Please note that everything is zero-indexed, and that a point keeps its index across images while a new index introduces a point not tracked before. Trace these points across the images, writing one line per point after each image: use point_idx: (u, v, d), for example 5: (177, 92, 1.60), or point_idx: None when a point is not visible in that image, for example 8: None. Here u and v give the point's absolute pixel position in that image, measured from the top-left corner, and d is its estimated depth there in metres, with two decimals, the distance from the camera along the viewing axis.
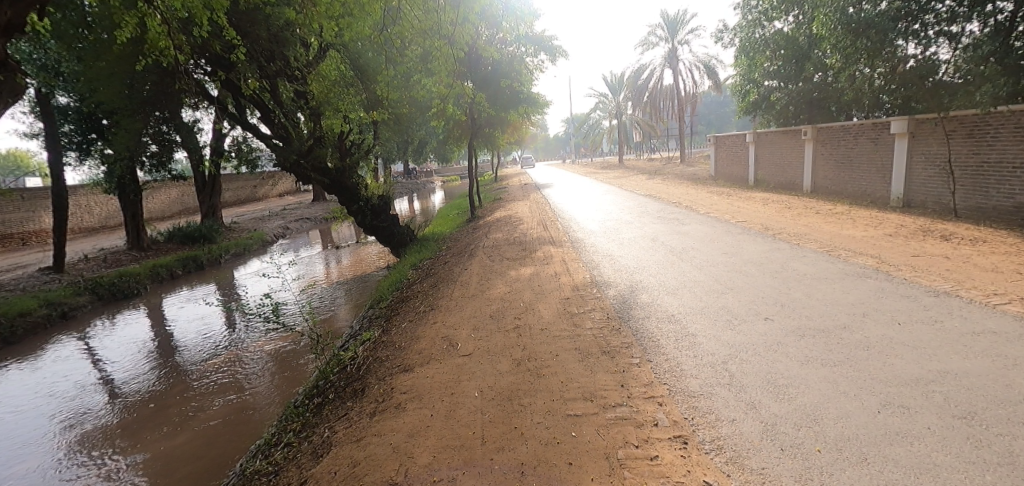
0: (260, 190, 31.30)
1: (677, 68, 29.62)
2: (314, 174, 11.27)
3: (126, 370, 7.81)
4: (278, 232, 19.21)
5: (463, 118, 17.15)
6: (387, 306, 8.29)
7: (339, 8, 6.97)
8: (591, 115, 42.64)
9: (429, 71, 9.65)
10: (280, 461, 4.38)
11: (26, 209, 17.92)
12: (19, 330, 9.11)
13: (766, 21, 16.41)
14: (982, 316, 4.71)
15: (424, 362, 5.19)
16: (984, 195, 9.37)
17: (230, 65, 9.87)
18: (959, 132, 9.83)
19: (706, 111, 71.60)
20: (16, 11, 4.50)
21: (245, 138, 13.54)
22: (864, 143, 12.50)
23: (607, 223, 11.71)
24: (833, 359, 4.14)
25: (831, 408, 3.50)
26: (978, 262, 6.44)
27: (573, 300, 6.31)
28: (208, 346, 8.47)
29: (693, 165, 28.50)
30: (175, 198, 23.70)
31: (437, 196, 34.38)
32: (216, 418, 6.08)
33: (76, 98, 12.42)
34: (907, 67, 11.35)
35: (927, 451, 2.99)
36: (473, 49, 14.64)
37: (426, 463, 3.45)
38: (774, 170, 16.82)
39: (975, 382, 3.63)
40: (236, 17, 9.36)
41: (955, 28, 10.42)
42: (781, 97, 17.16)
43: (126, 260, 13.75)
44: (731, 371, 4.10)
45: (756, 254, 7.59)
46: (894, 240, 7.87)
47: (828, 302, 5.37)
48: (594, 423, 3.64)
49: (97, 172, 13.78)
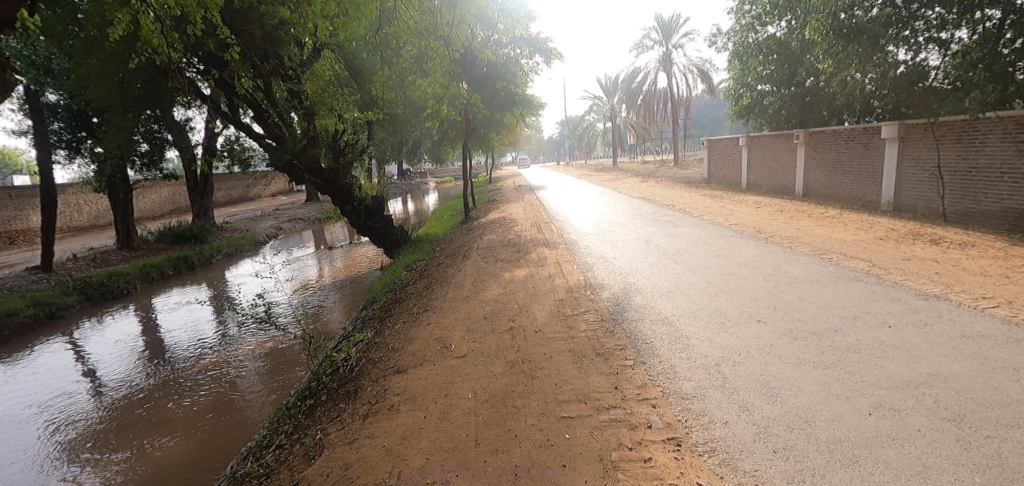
0: (252, 190, 31.13)
1: (671, 71, 29.76)
2: (308, 174, 11.21)
3: (116, 372, 7.72)
4: (271, 232, 19.11)
5: (458, 120, 17.12)
6: (381, 306, 8.27)
7: (335, 7, 6.86)
8: (585, 117, 42.82)
9: (425, 72, 9.69)
10: (273, 462, 4.36)
11: (14, 207, 17.71)
12: (6, 330, 9.01)
13: (759, 26, 16.56)
14: (971, 319, 4.76)
15: (417, 363, 5.18)
16: (973, 199, 9.48)
17: (223, 64, 9.76)
18: (949, 137, 9.95)
19: (699, 114, 72.09)
20: (7, 7, 4.44)
21: (238, 137, 13.49)
22: (855, 148, 12.60)
23: (601, 226, 11.75)
24: (825, 361, 4.18)
25: (823, 409, 3.52)
26: (967, 266, 6.51)
27: (568, 302, 6.33)
28: (200, 348, 8.39)
29: (688, 168, 28.63)
30: (166, 198, 23.51)
31: (431, 198, 34.29)
32: (205, 421, 6.02)
33: (66, 95, 12.27)
34: (898, 72, 11.49)
35: (918, 453, 3.01)
36: (468, 50, 14.68)
37: (419, 466, 3.44)
38: (767, 173, 16.91)
39: (965, 385, 3.66)
40: (230, 16, 9.22)
41: (944, 34, 10.57)
42: (774, 101, 17.27)
43: (116, 259, 13.63)
44: (724, 374, 4.12)
45: (749, 257, 7.64)
46: (885, 244, 7.93)
47: (820, 305, 5.42)
48: (588, 425, 3.64)
49: (87, 171, 13.61)
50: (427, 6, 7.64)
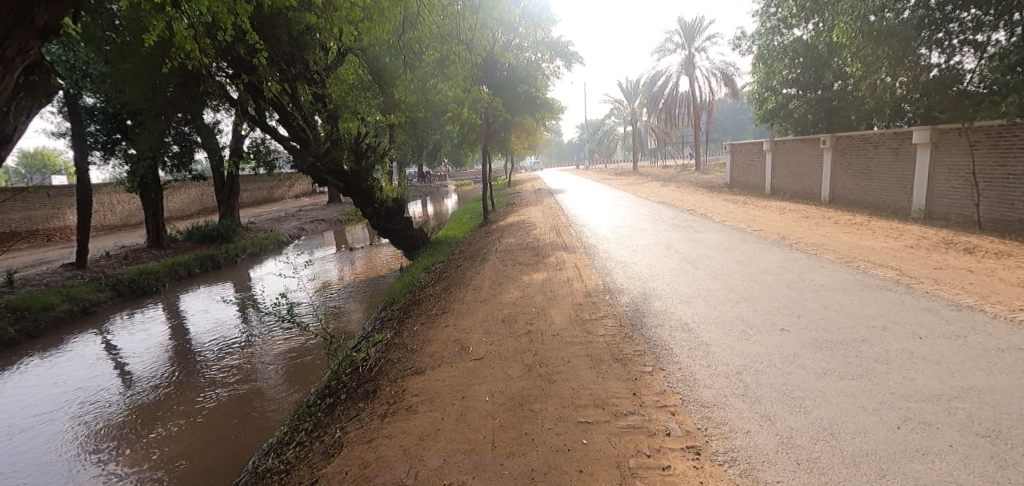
0: (277, 191, 31.76)
1: (694, 74, 29.44)
2: (330, 176, 11.52)
3: (144, 368, 7.91)
4: (293, 232, 19.45)
5: (479, 123, 17.22)
6: (399, 307, 8.37)
7: (360, 12, 6.94)
8: (606, 120, 42.68)
9: (446, 76, 9.75)
10: (292, 459, 4.43)
11: (52, 206, 18.37)
12: (42, 324, 9.35)
13: (785, 28, 16.34)
14: (1007, 332, 4.59)
15: (435, 364, 5.21)
16: (1010, 207, 9.16)
17: (252, 69, 9.99)
18: (984, 142, 9.64)
19: (723, 118, 71.20)
20: (54, 13, 4.60)
21: (264, 139, 13.78)
22: (884, 153, 12.27)
23: (620, 230, 11.70)
24: (851, 372, 4.08)
25: (848, 422, 3.43)
26: (1004, 276, 6.28)
27: (586, 306, 6.30)
28: (223, 346, 8.54)
29: (709, 173, 28.29)
30: (194, 198, 24.10)
31: (450, 200, 34.49)
32: (227, 415, 6.19)
33: (103, 98, 12.68)
34: (930, 76, 11.25)
35: (949, 469, 2.92)
36: (490, 55, 14.71)
37: (436, 465, 3.47)
38: (792, 179, 16.57)
39: (1000, 399, 3.54)
40: (259, 22, 9.49)
41: (980, 37, 10.27)
42: (800, 105, 16.96)
43: (146, 258, 14.00)
44: (746, 382, 4.06)
45: (772, 264, 7.49)
46: (916, 252, 7.71)
47: (846, 314, 5.29)
48: (605, 431, 3.61)
49: (121, 171, 14.03)
50: (448, 11, 7.76)
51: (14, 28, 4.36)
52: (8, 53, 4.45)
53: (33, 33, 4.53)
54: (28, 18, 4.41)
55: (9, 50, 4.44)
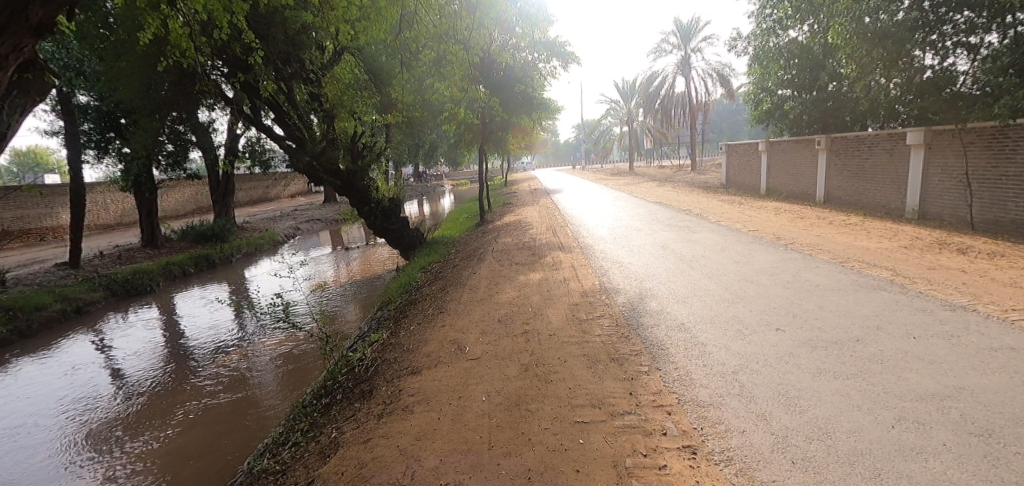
0: (272, 190, 31.63)
1: (690, 75, 29.53)
2: (326, 176, 11.26)
3: (138, 368, 7.85)
4: (289, 232, 19.36)
5: (476, 123, 17.21)
6: (396, 307, 8.35)
7: (357, 11, 6.91)
8: (602, 121, 42.73)
9: (443, 76, 9.70)
10: (289, 459, 4.42)
11: (45, 205, 18.24)
12: (35, 324, 9.29)
13: (780, 30, 16.43)
14: (1000, 332, 4.62)
15: (431, 365, 5.19)
16: (1002, 208, 9.24)
17: (247, 67, 9.95)
18: (977, 144, 9.72)
19: (719, 118, 71.39)
20: (49, 11, 4.56)
21: (259, 138, 13.72)
22: (878, 154, 12.34)
23: (616, 230, 11.72)
24: (847, 372, 4.10)
25: (844, 421, 3.45)
26: (996, 276, 6.32)
27: (583, 306, 6.30)
28: (218, 346, 8.49)
29: (705, 174, 28.32)
30: (188, 197, 23.96)
31: (447, 200, 34.44)
32: (222, 415, 6.16)
33: (97, 96, 12.62)
34: (924, 77, 11.37)
35: (943, 468, 2.94)
36: (487, 55, 14.73)
37: (433, 465, 3.47)
38: (787, 179, 16.64)
39: (993, 398, 3.56)
40: (255, 21, 9.47)
41: (974, 39, 10.37)
42: (795, 106, 17.02)
43: (140, 257, 13.91)
44: (741, 381, 4.07)
45: (768, 264, 7.51)
46: (910, 252, 7.76)
47: (842, 313, 5.32)
48: (602, 430, 3.61)
49: (115, 170, 13.94)
50: (446, 10, 7.74)
51: (10, 25, 4.33)
52: (3, 50, 4.43)
53: (27, 31, 4.49)
54: (23, 15, 4.38)
55: (5, 47, 4.42)
